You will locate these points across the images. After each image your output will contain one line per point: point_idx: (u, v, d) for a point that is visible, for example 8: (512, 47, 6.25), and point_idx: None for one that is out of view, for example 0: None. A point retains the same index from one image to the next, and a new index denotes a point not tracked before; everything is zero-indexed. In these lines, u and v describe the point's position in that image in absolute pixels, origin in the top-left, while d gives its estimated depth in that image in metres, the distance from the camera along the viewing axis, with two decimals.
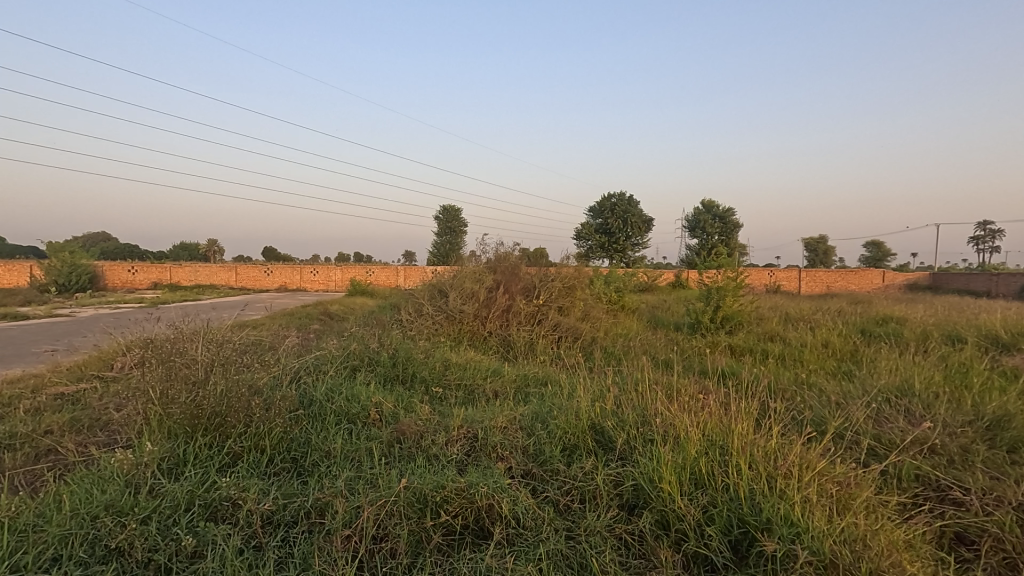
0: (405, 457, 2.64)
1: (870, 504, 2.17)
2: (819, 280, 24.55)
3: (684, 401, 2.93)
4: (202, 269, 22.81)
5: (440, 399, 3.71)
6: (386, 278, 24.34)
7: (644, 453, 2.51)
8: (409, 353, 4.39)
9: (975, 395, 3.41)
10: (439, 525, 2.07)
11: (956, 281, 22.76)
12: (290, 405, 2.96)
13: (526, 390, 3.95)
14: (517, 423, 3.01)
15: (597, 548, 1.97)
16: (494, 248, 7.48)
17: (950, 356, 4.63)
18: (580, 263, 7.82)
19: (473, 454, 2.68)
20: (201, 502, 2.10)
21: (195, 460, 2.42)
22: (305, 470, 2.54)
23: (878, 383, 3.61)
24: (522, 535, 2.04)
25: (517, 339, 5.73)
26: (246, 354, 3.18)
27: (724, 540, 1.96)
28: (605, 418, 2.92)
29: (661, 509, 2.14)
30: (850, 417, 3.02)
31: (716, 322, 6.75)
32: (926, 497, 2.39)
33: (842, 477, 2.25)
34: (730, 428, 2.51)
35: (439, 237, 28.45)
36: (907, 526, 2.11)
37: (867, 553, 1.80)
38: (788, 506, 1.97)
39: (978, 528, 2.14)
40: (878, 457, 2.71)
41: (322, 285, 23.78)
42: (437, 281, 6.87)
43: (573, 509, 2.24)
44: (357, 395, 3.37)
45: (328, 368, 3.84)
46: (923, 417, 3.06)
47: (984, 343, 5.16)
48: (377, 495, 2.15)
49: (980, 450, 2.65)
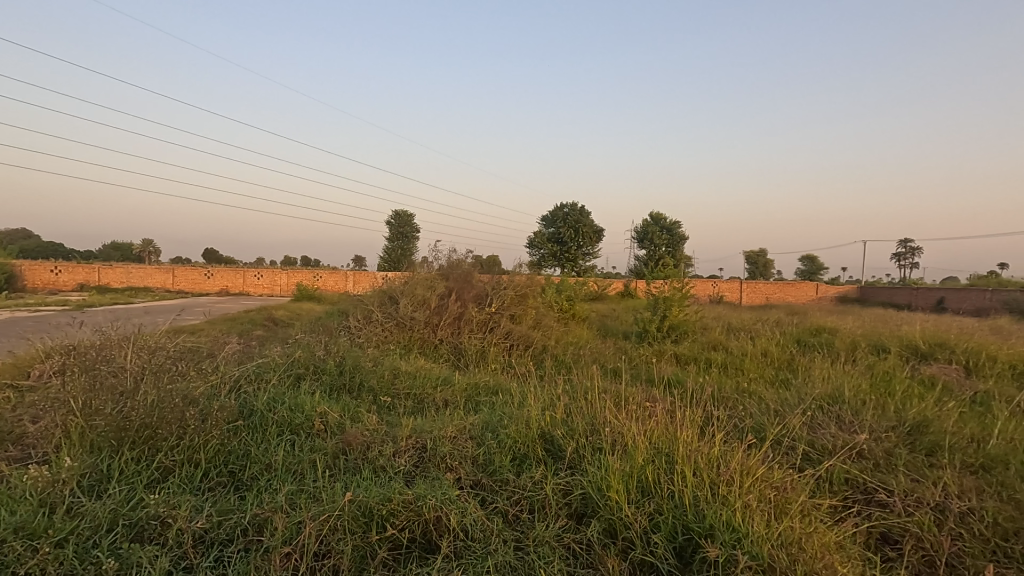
0: (351, 469, 2.57)
1: (804, 507, 2.26)
2: (758, 292, 25.79)
3: (633, 409, 2.99)
4: (135, 271, 21.42)
5: (388, 408, 3.63)
6: (334, 281, 23.78)
7: (593, 462, 2.53)
8: (356, 360, 4.28)
9: (897, 402, 3.65)
10: (384, 539, 2.01)
11: (881, 294, 24.28)
12: (229, 416, 2.83)
13: (476, 399, 3.92)
14: (466, 433, 2.98)
15: (546, 560, 1.96)
16: (446, 254, 7.40)
17: (877, 365, 4.92)
18: (532, 272, 7.87)
19: (421, 465, 2.63)
20: (126, 521, 1.96)
21: (121, 475, 2.26)
22: (244, 485, 2.42)
23: (812, 391, 3.80)
24: (470, 548, 2.00)
25: (468, 348, 5.70)
26: (182, 362, 3.04)
27: (669, 546, 1.99)
28: (555, 427, 2.93)
29: (609, 518, 2.16)
30: (787, 424, 3.16)
31: (663, 330, 6.92)
32: (855, 500, 2.52)
33: (779, 483, 2.35)
34: (675, 436, 2.58)
35: (392, 237, 28.34)
36: (838, 528, 2.21)
37: (802, 555, 1.87)
38: (730, 512, 2.02)
39: (900, 528, 2.28)
40: (812, 462, 2.85)
41: (266, 289, 23.17)
42: (387, 288, 6.74)
43: (522, 520, 2.23)
44: (301, 404, 3.26)
45: (270, 377, 3.69)
46: (852, 423, 3.25)
47: (906, 353, 5.55)
48: (319, 510, 2.07)
49: (902, 453, 2.83)
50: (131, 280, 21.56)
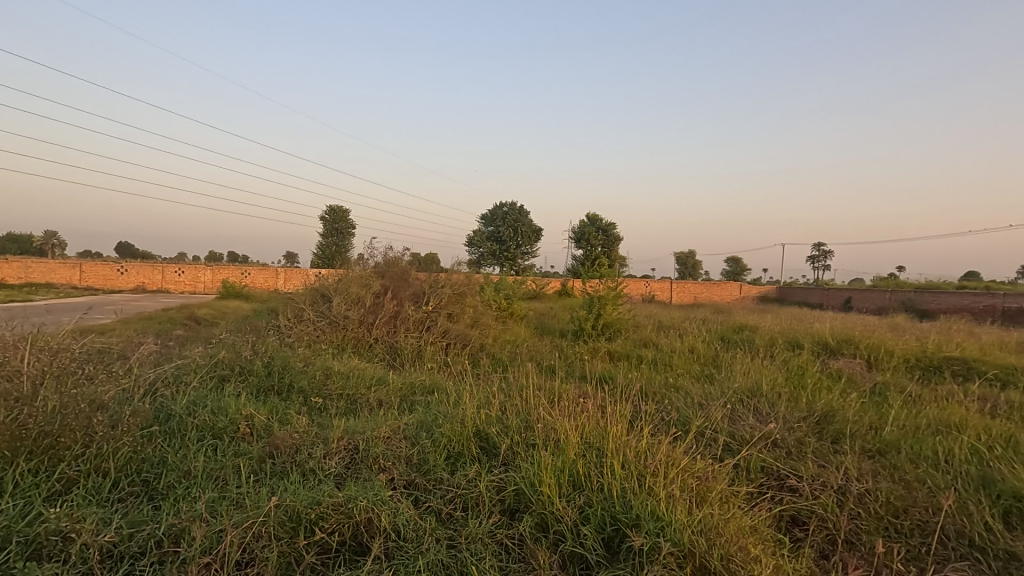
0: (278, 474, 2.48)
1: (723, 495, 2.40)
2: (687, 291, 26.99)
3: (566, 405, 3.06)
4: (36, 265, 19.59)
5: (320, 409, 3.52)
6: (263, 278, 22.73)
7: (526, 458, 2.57)
8: (286, 360, 4.12)
9: (808, 394, 3.93)
10: (313, 544, 1.95)
11: (797, 294, 26.04)
12: (143, 421, 2.65)
13: (412, 398, 3.87)
14: (401, 433, 2.94)
15: (477, 556, 1.97)
16: (382, 252, 7.26)
17: (791, 360, 5.28)
18: (470, 270, 7.86)
19: (353, 466, 2.58)
20: (21, 538, 1.79)
21: (15, 489, 2.06)
22: (159, 494, 2.28)
23: (734, 385, 4.03)
24: (402, 548, 1.98)
25: (404, 347, 5.62)
26: (89, 365, 2.82)
27: (598, 538, 2.06)
28: (489, 425, 2.95)
29: (541, 512, 2.21)
30: (709, 417, 3.33)
31: (598, 328, 7.11)
32: (769, 486, 2.71)
33: (701, 472, 2.48)
34: (606, 430, 2.66)
35: (326, 233, 27.44)
36: (753, 512, 2.36)
37: (719, 539, 1.98)
38: (655, 502, 2.11)
39: (808, 511, 2.47)
40: (732, 452, 3.02)
41: (188, 286, 21.81)
42: (320, 285, 6.53)
43: (455, 518, 2.23)
44: (225, 407, 3.10)
45: (191, 378, 3.49)
46: (768, 414, 3.48)
47: (817, 349, 5.99)
48: (242, 517, 1.98)
49: (810, 442, 3.06)
50: (32, 275, 19.70)
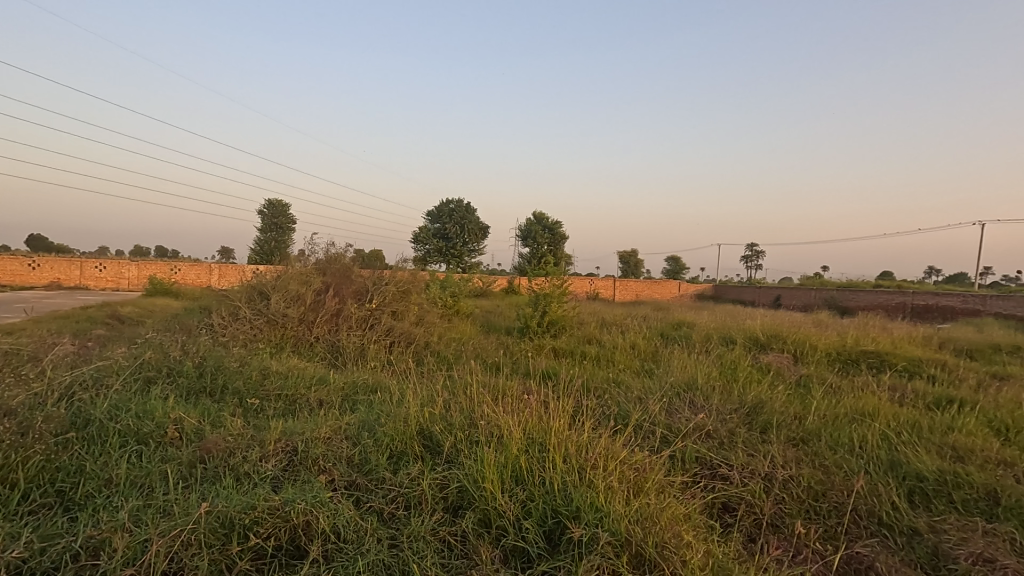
0: (209, 478, 2.37)
1: (660, 485, 2.50)
2: (630, 289, 27.77)
3: (510, 402, 3.09)
4: None
5: (256, 411, 3.40)
6: (195, 274, 21.57)
7: (469, 455, 2.58)
8: (219, 360, 3.94)
9: (739, 387, 4.15)
10: (247, 550, 1.89)
11: (732, 292, 27.30)
12: (57, 428, 2.47)
13: (354, 398, 3.80)
14: (341, 433, 2.88)
15: (419, 555, 1.96)
16: (323, 248, 7.06)
17: (725, 355, 5.54)
18: (415, 267, 7.76)
19: (291, 468, 2.51)
20: None
21: None
22: (76, 504, 2.13)
23: (671, 380, 4.19)
24: (342, 550, 1.95)
25: (346, 345, 5.50)
26: None
27: (539, 531, 2.09)
28: (433, 423, 2.93)
29: (483, 508, 2.22)
30: (648, 411, 3.45)
31: (543, 326, 7.19)
32: (702, 475, 2.84)
33: (639, 464, 2.57)
34: (549, 426, 2.71)
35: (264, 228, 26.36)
36: (687, 501, 2.47)
37: (655, 527, 2.06)
38: (594, 494, 2.17)
39: (737, 497, 2.61)
40: (669, 444, 3.15)
41: (110, 283, 20.39)
42: (257, 282, 6.27)
43: (397, 517, 2.21)
44: (151, 411, 2.94)
45: (113, 381, 3.28)
46: (702, 407, 3.65)
47: (748, 344, 6.31)
48: (170, 525, 1.89)
49: (741, 432, 3.24)
50: None
